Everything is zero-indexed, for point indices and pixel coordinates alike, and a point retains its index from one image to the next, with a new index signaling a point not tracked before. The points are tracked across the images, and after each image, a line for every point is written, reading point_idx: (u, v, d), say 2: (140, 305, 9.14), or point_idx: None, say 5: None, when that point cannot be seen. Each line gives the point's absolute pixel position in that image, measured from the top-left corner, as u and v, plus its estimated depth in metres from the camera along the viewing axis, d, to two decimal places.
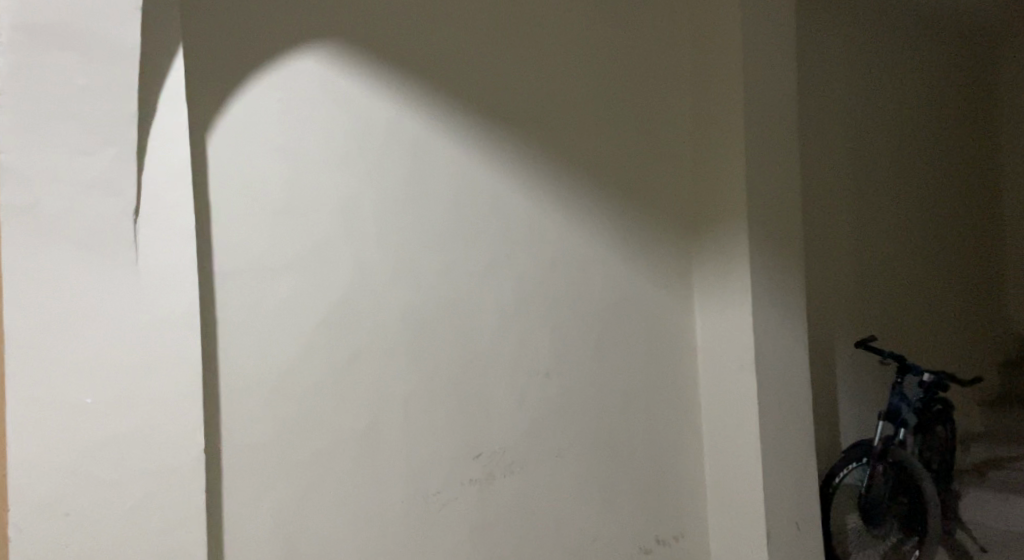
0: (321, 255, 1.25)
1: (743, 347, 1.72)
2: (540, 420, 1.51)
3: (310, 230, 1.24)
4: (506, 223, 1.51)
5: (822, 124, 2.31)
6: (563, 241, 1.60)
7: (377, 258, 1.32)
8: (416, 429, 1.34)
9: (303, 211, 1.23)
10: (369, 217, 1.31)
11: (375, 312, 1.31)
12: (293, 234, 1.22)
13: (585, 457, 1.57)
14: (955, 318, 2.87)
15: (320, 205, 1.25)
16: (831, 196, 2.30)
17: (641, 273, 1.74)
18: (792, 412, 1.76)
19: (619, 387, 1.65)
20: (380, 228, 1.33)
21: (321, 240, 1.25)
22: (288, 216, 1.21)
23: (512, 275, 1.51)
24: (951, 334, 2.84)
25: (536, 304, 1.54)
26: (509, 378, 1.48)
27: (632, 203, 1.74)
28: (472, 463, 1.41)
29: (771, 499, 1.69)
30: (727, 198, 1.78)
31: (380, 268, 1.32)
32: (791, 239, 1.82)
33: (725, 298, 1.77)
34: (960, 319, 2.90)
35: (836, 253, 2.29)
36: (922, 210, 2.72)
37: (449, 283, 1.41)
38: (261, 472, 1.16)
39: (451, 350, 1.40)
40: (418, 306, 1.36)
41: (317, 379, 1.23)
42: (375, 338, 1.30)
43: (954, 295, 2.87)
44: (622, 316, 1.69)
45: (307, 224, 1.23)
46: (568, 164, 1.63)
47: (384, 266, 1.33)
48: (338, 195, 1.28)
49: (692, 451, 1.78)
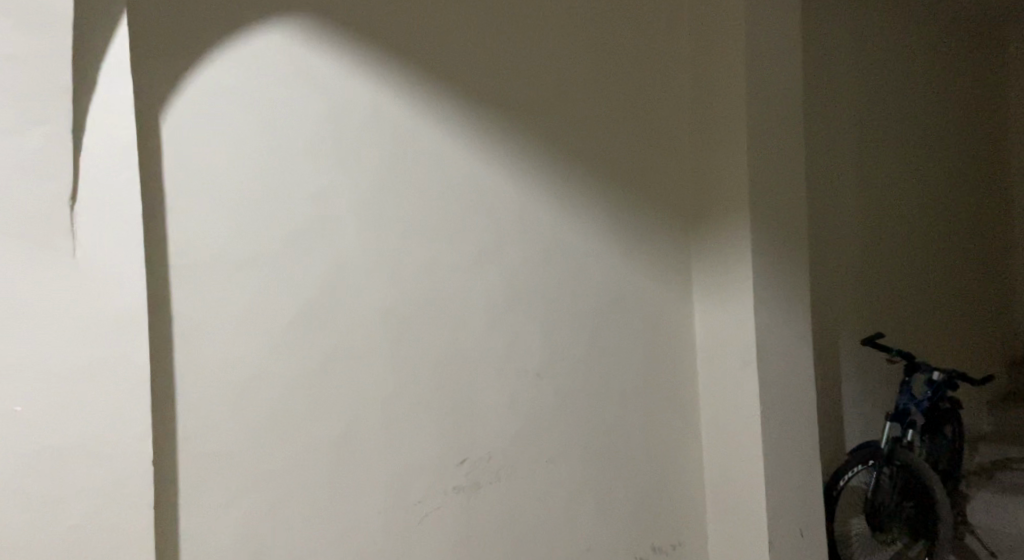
0: (291, 246, 1.15)
1: (745, 345, 1.63)
2: (530, 424, 1.42)
3: (279, 219, 1.14)
4: (494, 213, 1.41)
5: (827, 112, 2.21)
6: (555, 233, 1.51)
7: (353, 249, 1.22)
8: (396, 434, 1.24)
9: (272, 198, 1.13)
10: (344, 206, 1.21)
11: (350, 307, 1.21)
12: (259, 222, 1.12)
13: (578, 463, 1.48)
14: (962, 312, 2.78)
15: (291, 192, 1.15)
16: (836, 189, 2.21)
17: (638, 267, 1.64)
18: (796, 413, 1.68)
19: (614, 389, 1.56)
20: (356, 218, 1.23)
21: (291, 231, 1.15)
22: (255, 202, 1.11)
23: (500, 269, 1.41)
24: (958, 330, 2.75)
25: (526, 300, 1.45)
26: (497, 379, 1.38)
27: (629, 195, 1.64)
28: (457, 471, 1.31)
29: (774, 504, 1.60)
30: (728, 187, 1.68)
31: (357, 260, 1.22)
32: (795, 231, 1.73)
33: (726, 294, 1.68)
34: (968, 316, 2.81)
35: (840, 246, 2.20)
36: (929, 203, 2.62)
37: (432, 276, 1.31)
38: (224, 485, 1.06)
39: (434, 349, 1.30)
40: (397, 302, 1.26)
41: (286, 383, 1.13)
42: (351, 336, 1.20)
43: (961, 288, 2.77)
44: (618, 313, 1.59)
45: (276, 213, 1.13)
46: (561, 152, 1.53)
47: (362, 259, 1.23)
48: (310, 181, 1.18)
49: (690, 454, 1.69)
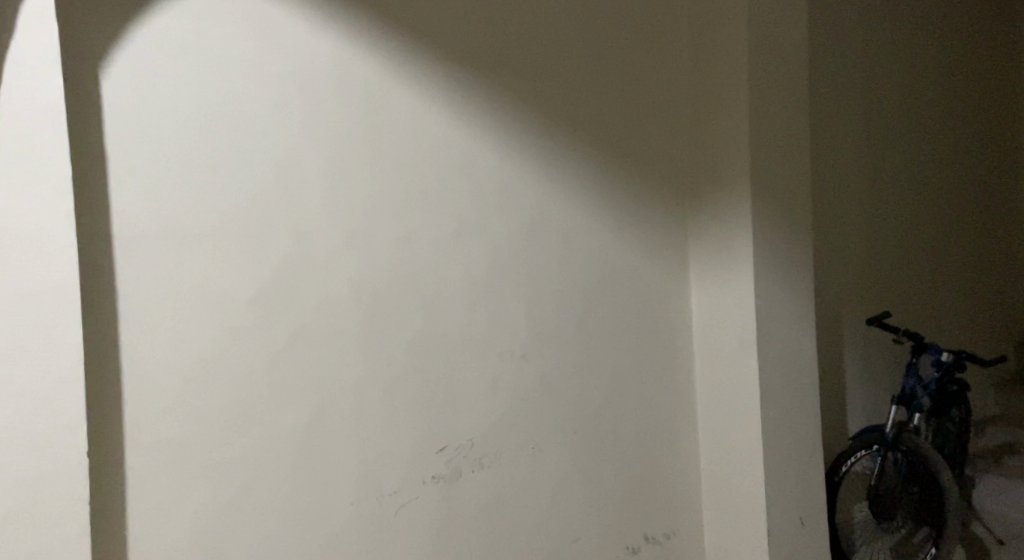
0: (252, 217, 1.05)
1: (744, 326, 1.54)
2: (515, 409, 1.34)
3: (238, 188, 1.04)
4: (476, 185, 1.32)
5: (834, 81, 2.10)
6: (542, 207, 1.41)
7: (321, 222, 1.13)
8: (369, 421, 1.16)
9: (229, 165, 1.04)
10: (310, 174, 1.12)
11: (318, 285, 1.12)
12: (215, 191, 1.02)
13: (566, 449, 1.40)
14: (971, 291, 2.68)
15: (250, 159, 1.06)
16: (841, 163, 2.11)
17: (632, 243, 1.55)
18: (797, 397, 1.60)
19: (605, 371, 1.48)
20: (324, 187, 1.13)
21: (251, 202, 1.05)
22: (210, 169, 1.02)
23: (482, 245, 1.32)
24: (967, 310, 2.65)
25: (510, 278, 1.36)
26: (479, 361, 1.30)
27: (622, 167, 1.54)
28: (436, 459, 1.23)
29: (772, 491, 1.53)
30: (728, 158, 1.58)
31: (325, 233, 1.13)
32: (798, 206, 1.64)
33: (724, 271, 1.59)
34: (977, 298, 2.71)
35: (845, 223, 2.10)
36: (938, 180, 2.52)
37: (408, 252, 1.22)
38: (177, 476, 0.98)
39: (410, 330, 1.22)
40: (370, 279, 1.17)
41: (247, 366, 1.04)
42: (318, 316, 1.11)
43: (970, 267, 2.67)
44: (610, 292, 1.50)
45: (234, 182, 1.04)
46: (548, 120, 1.43)
47: (330, 233, 1.13)
48: (272, 147, 1.08)
49: (686, 440, 1.62)
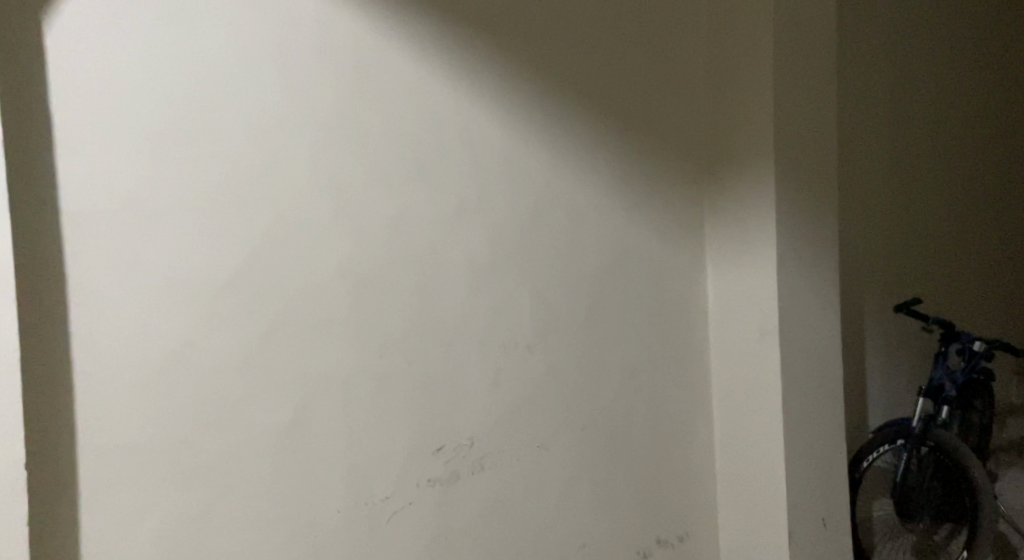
0: (224, 191, 0.93)
1: (765, 313, 1.43)
2: (519, 403, 1.23)
3: (208, 156, 0.91)
4: (477, 158, 1.19)
5: (860, 52, 1.97)
6: (549, 183, 1.29)
7: (304, 196, 1.00)
8: (358, 419, 1.04)
9: (197, 130, 0.90)
10: (289, 142, 0.98)
11: (300, 268, 0.99)
12: (180, 161, 0.89)
13: (574, 447, 1.30)
14: (1000, 276, 2.54)
15: (223, 124, 0.92)
16: (865, 140, 1.98)
17: (645, 224, 1.43)
18: (819, 389, 1.49)
19: (616, 362, 1.37)
20: (306, 156, 1.00)
21: (224, 174, 0.93)
22: (174, 135, 0.88)
23: (484, 224, 1.20)
24: (995, 295, 2.52)
25: (514, 261, 1.24)
26: (480, 352, 1.18)
27: (636, 140, 1.42)
28: (432, 460, 1.12)
29: (792, 489, 1.44)
30: (750, 132, 1.45)
31: (308, 209, 1.00)
32: (824, 184, 1.52)
33: (743, 254, 1.48)
34: (1006, 284, 2.58)
35: (868, 204, 1.98)
36: (963, 158, 2.39)
37: (402, 232, 1.10)
38: (139, 485, 0.87)
39: (405, 317, 1.10)
40: (359, 262, 1.05)
41: (220, 358, 0.93)
42: (300, 303, 0.99)
43: (998, 249, 2.54)
44: (622, 277, 1.39)
45: (204, 151, 0.91)
46: (556, 88, 1.30)
47: (313, 209, 1.01)
48: (248, 110, 0.95)
49: (701, 434, 1.51)
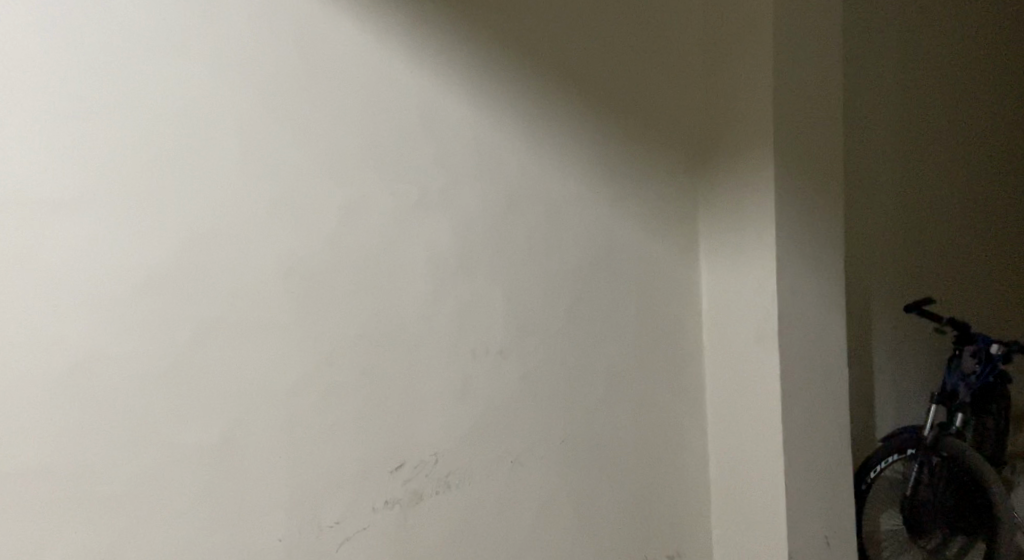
0: (144, 177, 0.81)
1: (764, 314, 1.32)
2: (490, 415, 1.11)
3: (125, 137, 0.80)
4: (443, 144, 1.07)
5: (868, 34, 1.85)
6: (525, 172, 1.17)
7: (239, 183, 0.88)
8: (303, 434, 0.93)
9: (110, 108, 0.79)
10: (224, 123, 0.87)
11: (235, 264, 0.88)
12: (90, 142, 0.78)
13: (551, 462, 1.18)
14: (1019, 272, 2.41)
15: (142, 101, 0.81)
16: (875, 129, 1.87)
17: (633, 217, 1.31)
18: (822, 394, 1.38)
19: (599, 369, 1.25)
20: (242, 139, 0.89)
21: (144, 158, 0.81)
22: (82, 112, 0.77)
23: (451, 218, 1.08)
24: (1012, 292, 2.39)
25: (486, 258, 1.12)
26: (446, 359, 1.07)
27: (624, 127, 1.30)
28: (390, 480, 1.01)
29: (791, 504, 1.32)
30: (748, 118, 1.34)
31: (243, 198, 0.89)
32: (828, 174, 1.40)
33: (740, 250, 1.36)
34: None
35: (876, 196, 1.86)
36: (978, 154, 2.26)
37: (356, 226, 0.98)
38: (43, 512, 0.76)
39: (360, 321, 0.98)
40: (305, 259, 0.94)
41: (139, 368, 0.82)
42: (235, 304, 0.88)
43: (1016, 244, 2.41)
44: (606, 276, 1.27)
45: (120, 131, 0.80)
46: (534, 68, 1.18)
47: (251, 201, 0.89)
48: (173, 88, 0.83)
49: (694, 445, 1.40)
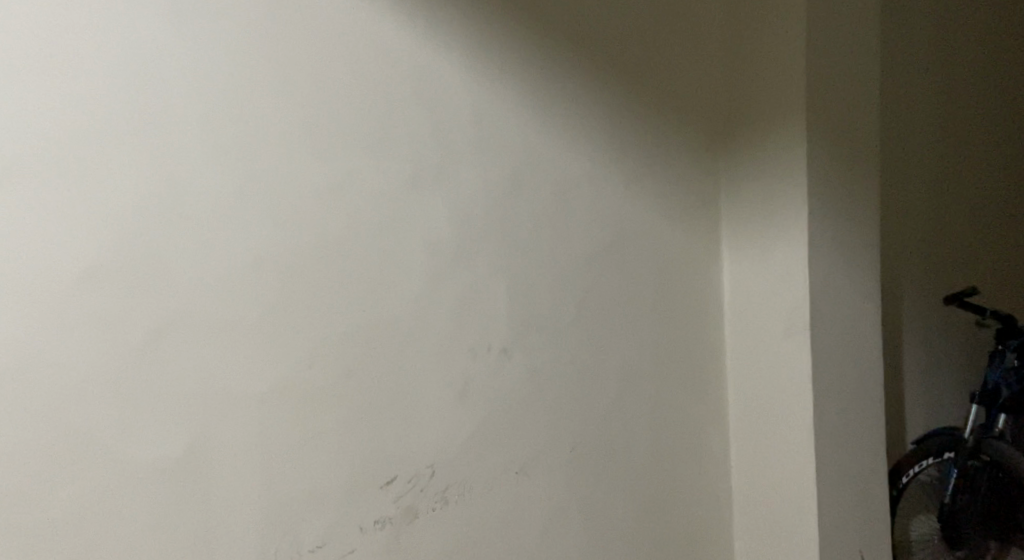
0: (90, 143, 0.67)
1: (794, 307, 1.22)
2: (492, 421, 1.00)
3: (65, 92, 0.65)
4: (441, 118, 0.95)
5: (896, 12, 1.76)
6: (533, 152, 1.05)
7: (201, 155, 0.75)
8: (278, 447, 0.82)
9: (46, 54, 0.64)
10: (184, 82, 0.73)
11: (198, 251, 0.75)
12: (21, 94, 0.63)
13: (560, 471, 1.07)
14: None
15: (85, 48, 0.66)
16: (901, 109, 1.77)
17: (652, 201, 1.19)
18: (851, 394, 1.28)
19: (612, 368, 1.13)
20: (204, 102, 0.75)
21: (89, 119, 0.67)
22: (12, 59, 0.62)
23: (449, 201, 0.96)
24: None
25: (489, 247, 1.00)
26: (445, 360, 0.95)
27: (642, 101, 1.18)
28: (380, 497, 0.89)
29: (821, 514, 1.22)
30: (777, 96, 1.23)
31: (207, 173, 0.75)
32: (860, 157, 1.29)
33: (767, 238, 1.25)
34: None
35: (903, 183, 1.77)
36: (1015, 139, 2.13)
37: (339, 208, 0.85)
38: None
39: (346, 317, 0.86)
40: (279, 246, 0.81)
41: (85, 374, 0.68)
42: (200, 298, 0.75)
43: None
44: (620, 265, 1.15)
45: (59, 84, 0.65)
46: (544, 35, 1.05)
47: (219, 176, 0.76)
48: (125, 35, 0.69)
49: (714, 450, 1.29)
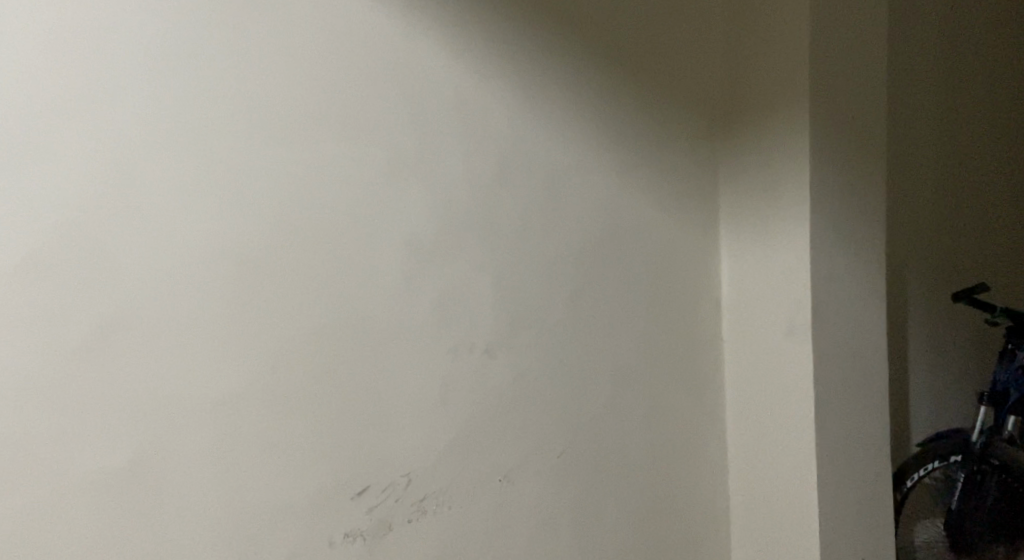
0: (16, 121, 0.60)
1: (795, 304, 1.16)
2: (474, 426, 0.93)
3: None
4: (419, 98, 0.87)
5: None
6: (519, 137, 0.97)
7: (152, 136, 0.68)
8: (238, 456, 0.75)
9: None
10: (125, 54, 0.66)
11: (148, 243, 0.68)
12: None
13: (547, 477, 1.01)
14: None
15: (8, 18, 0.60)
16: (909, 101, 1.71)
17: (646, 191, 1.13)
18: (855, 394, 1.22)
19: (604, 368, 1.07)
20: (153, 78, 0.68)
21: (16, 96, 0.60)
22: None
23: (430, 189, 0.88)
24: None
25: (473, 239, 0.93)
26: (423, 361, 0.88)
27: (635, 86, 1.11)
28: (352, 508, 0.83)
29: (823, 522, 1.16)
30: (778, 81, 1.17)
31: (158, 156, 0.68)
32: (864, 147, 1.23)
33: (767, 230, 1.19)
34: None
35: (909, 176, 1.70)
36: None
37: (306, 196, 0.78)
38: None
39: (315, 315, 0.79)
40: (237, 235, 0.73)
41: (15, 378, 0.61)
42: (151, 293, 0.69)
43: None
44: (613, 259, 1.08)
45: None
46: (531, 12, 0.98)
47: (169, 157, 0.69)
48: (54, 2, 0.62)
49: (710, 454, 1.23)
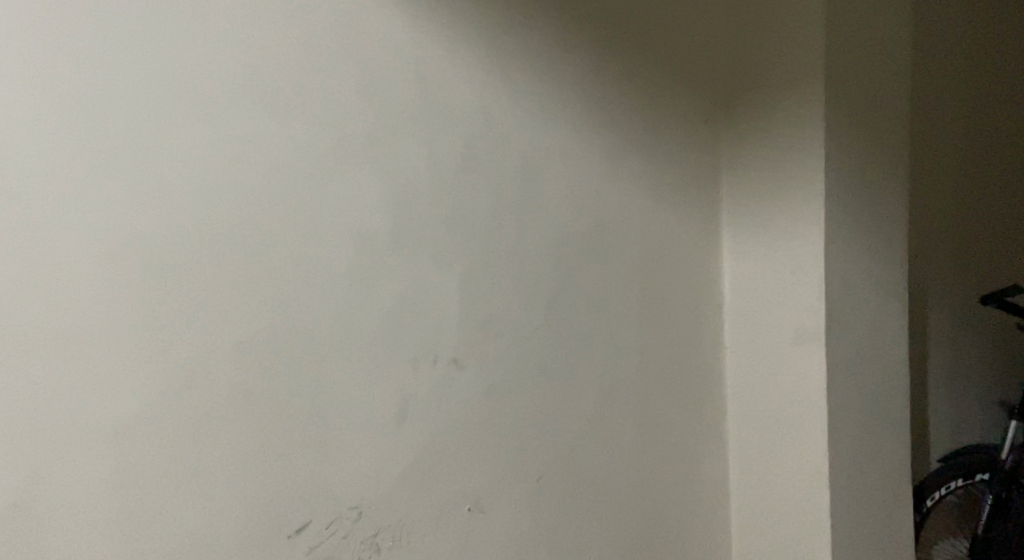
0: None
1: (806, 307, 1.04)
2: (438, 447, 0.81)
3: None
4: (376, 64, 0.72)
5: None
6: (496, 116, 0.83)
7: (19, 91, 0.51)
8: (146, 501, 0.59)
9: None
10: None
11: (17, 234, 0.51)
12: None
13: (524, 502, 0.89)
14: None
15: None
16: (930, 86, 1.57)
17: (639, 181, 1.00)
18: (872, 407, 1.10)
19: (588, 379, 0.95)
20: (19, 10, 0.50)
21: None
22: None
23: (390, 173, 0.74)
24: None
25: (441, 235, 0.79)
26: (381, 377, 0.75)
27: (629, 61, 0.98)
28: (294, 552, 0.69)
29: (837, 547, 1.05)
30: (791, 60, 1.04)
31: (29, 119, 0.51)
32: (884, 133, 1.10)
33: (774, 225, 1.07)
34: None
35: (929, 168, 1.57)
36: None
37: (233, 179, 0.62)
38: None
39: (244, 324, 0.64)
40: (143, 222, 0.57)
41: None
42: (20, 300, 0.51)
43: None
44: (601, 257, 0.96)
45: None
46: None
47: (48, 119, 0.52)
48: None
49: (709, 471, 1.11)
